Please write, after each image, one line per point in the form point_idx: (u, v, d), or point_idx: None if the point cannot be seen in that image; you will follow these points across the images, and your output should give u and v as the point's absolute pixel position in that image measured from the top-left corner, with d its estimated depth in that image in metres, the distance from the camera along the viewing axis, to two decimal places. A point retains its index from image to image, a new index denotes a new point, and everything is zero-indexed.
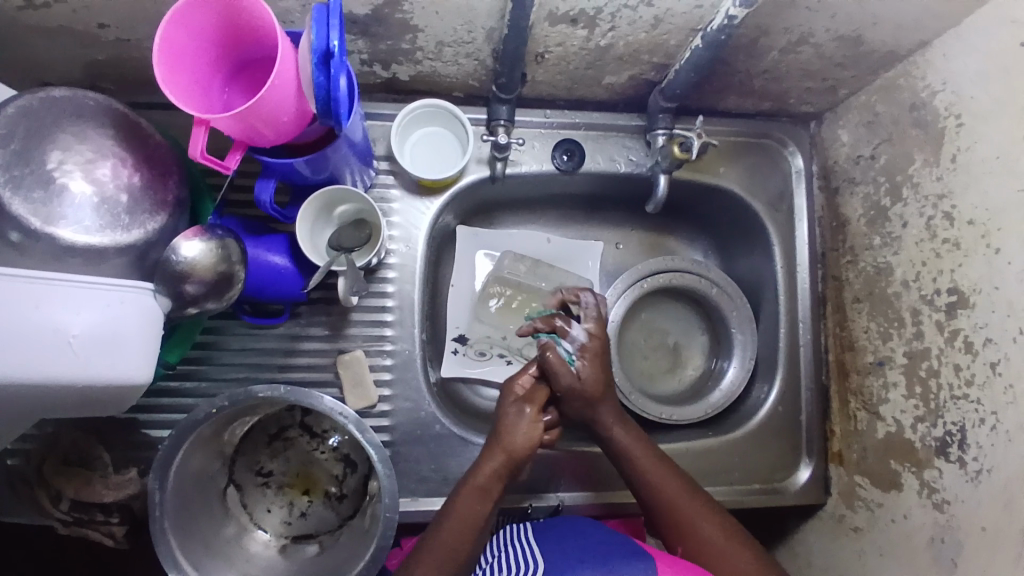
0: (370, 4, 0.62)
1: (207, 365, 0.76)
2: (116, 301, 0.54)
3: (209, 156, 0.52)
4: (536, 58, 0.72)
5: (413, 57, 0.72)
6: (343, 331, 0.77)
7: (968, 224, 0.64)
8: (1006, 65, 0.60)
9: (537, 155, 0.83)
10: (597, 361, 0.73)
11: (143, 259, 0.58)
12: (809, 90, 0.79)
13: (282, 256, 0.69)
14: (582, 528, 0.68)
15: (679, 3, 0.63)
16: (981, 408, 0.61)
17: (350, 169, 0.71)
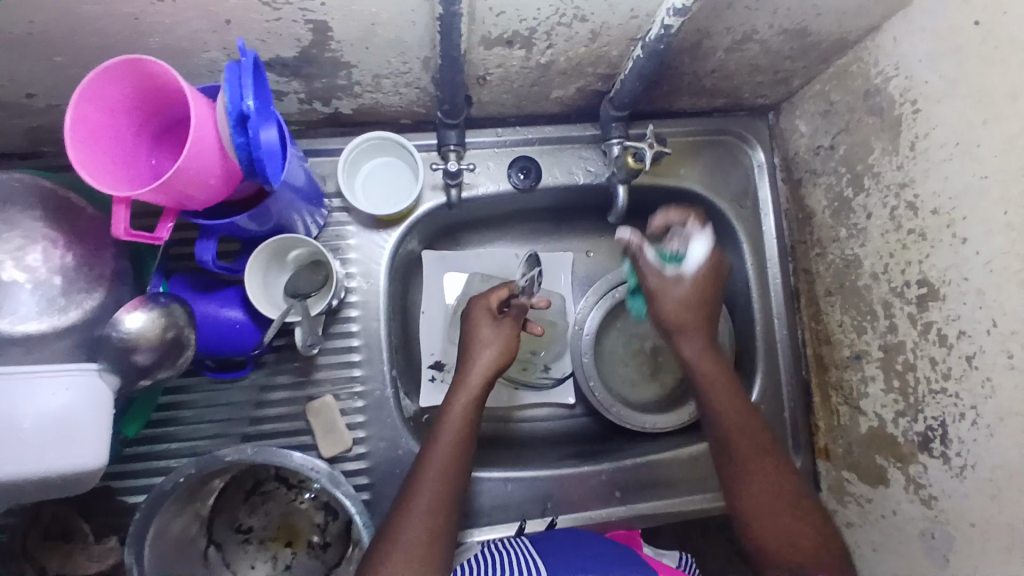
0: (298, 46, 0.60)
1: (177, 425, 0.74)
2: (62, 388, 0.53)
3: (134, 232, 0.51)
4: (478, 81, 0.70)
5: (351, 91, 0.70)
6: (310, 377, 0.75)
7: (932, 213, 0.62)
8: (961, 46, 0.58)
9: (492, 175, 0.81)
10: (700, 289, 0.74)
11: (86, 337, 0.57)
12: (761, 84, 0.77)
13: (237, 310, 0.68)
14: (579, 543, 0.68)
15: (613, 16, 0.61)
16: (960, 402, 0.60)
17: (297, 213, 0.69)
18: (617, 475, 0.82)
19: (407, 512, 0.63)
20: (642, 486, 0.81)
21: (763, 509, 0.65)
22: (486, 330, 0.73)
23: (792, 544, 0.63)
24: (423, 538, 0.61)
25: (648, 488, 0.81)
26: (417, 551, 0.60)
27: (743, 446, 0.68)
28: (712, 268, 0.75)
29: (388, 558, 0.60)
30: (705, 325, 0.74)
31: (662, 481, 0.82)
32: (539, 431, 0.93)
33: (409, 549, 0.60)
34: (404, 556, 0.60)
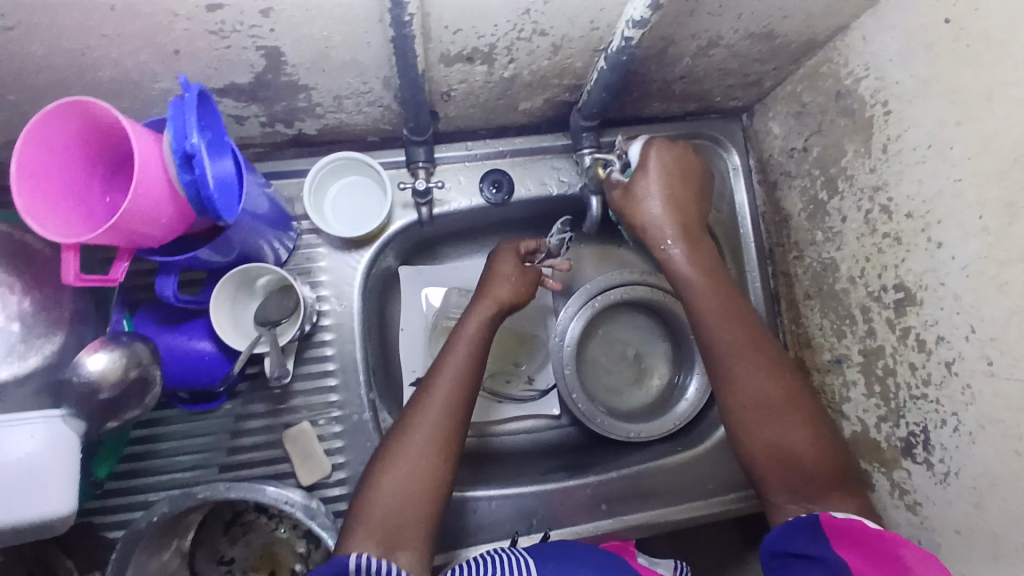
0: (251, 71, 0.59)
1: (155, 458, 0.73)
2: (27, 437, 0.53)
3: (85, 277, 0.50)
4: (443, 97, 0.69)
5: (313, 112, 0.69)
6: (285, 405, 0.74)
7: (906, 217, 0.61)
8: (932, 45, 0.56)
9: (464, 190, 0.80)
10: (673, 182, 0.71)
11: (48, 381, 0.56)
12: (732, 87, 0.76)
13: (206, 341, 0.66)
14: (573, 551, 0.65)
15: (573, 28, 0.59)
16: (941, 409, 0.59)
17: (264, 239, 0.67)
18: (602, 488, 0.81)
19: (410, 424, 0.63)
20: (628, 497, 0.80)
21: (755, 412, 0.63)
22: (506, 266, 0.74)
23: (787, 463, 0.61)
24: (420, 450, 0.62)
25: (634, 500, 0.80)
26: (411, 460, 0.61)
27: (721, 345, 0.66)
28: (663, 149, 0.71)
29: (386, 465, 0.61)
30: (682, 227, 0.70)
31: (648, 491, 0.81)
32: (525, 444, 0.91)
33: (405, 458, 0.61)
34: (400, 463, 0.61)
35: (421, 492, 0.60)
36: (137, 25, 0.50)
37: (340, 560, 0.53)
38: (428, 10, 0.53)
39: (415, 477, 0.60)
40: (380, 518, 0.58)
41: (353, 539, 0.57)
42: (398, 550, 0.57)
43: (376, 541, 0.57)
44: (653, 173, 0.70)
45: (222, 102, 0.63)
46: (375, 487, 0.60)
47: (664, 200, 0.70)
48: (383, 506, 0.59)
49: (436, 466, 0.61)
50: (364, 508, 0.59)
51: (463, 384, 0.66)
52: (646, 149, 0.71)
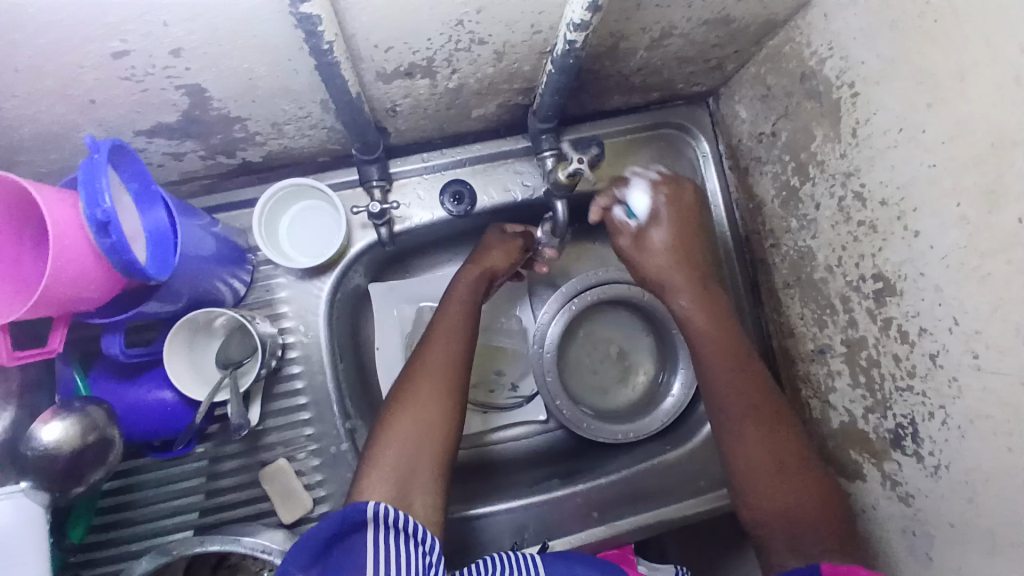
0: (177, 109, 0.55)
1: (137, 506, 0.71)
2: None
3: (22, 354, 0.50)
4: (388, 113, 0.65)
5: (254, 141, 0.65)
6: (259, 443, 0.72)
7: (880, 204, 0.58)
8: (896, 21, 0.52)
9: (424, 204, 0.76)
10: (676, 228, 0.75)
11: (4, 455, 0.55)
12: (694, 74, 0.72)
13: (171, 390, 0.64)
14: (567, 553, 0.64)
15: (514, 34, 0.56)
16: (928, 401, 0.57)
17: (217, 278, 0.65)
18: (593, 495, 0.79)
19: (412, 379, 0.68)
20: (620, 502, 0.79)
21: (748, 449, 0.66)
22: (498, 238, 0.79)
23: (790, 519, 0.63)
24: (424, 398, 0.67)
25: (626, 505, 0.79)
26: (417, 407, 0.66)
27: (722, 376, 0.69)
28: (669, 201, 0.75)
29: (393, 416, 0.66)
30: (693, 274, 0.74)
31: (640, 493, 0.79)
32: (514, 452, 0.90)
33: (411, 407, 0.66)
34: (407, 411, 0.66)
35: (429, 436, 0.64)
36: (43, 79, 0.47)
37: (360, 507, 0.54)
38: (350, 31, 0.49)
39: (421, 424, 0.65)
40: (392, 462, 0.62)
41: (368, 485, 0.61)
42: (409, 496, 0.61)
43: (391, 483, 0.61)
44: (658, 229, 0.75)
45: (154, 143, 0.60)
46: (384, 437, 0.64)
47: (668, 241, 0.75)
48: (394, 453, 0.62)
49: (440, 414, 0.66)
50: (374, 455, 0.63)
51: (458, 340, 0.72)
52: (655, 198, 0.76)
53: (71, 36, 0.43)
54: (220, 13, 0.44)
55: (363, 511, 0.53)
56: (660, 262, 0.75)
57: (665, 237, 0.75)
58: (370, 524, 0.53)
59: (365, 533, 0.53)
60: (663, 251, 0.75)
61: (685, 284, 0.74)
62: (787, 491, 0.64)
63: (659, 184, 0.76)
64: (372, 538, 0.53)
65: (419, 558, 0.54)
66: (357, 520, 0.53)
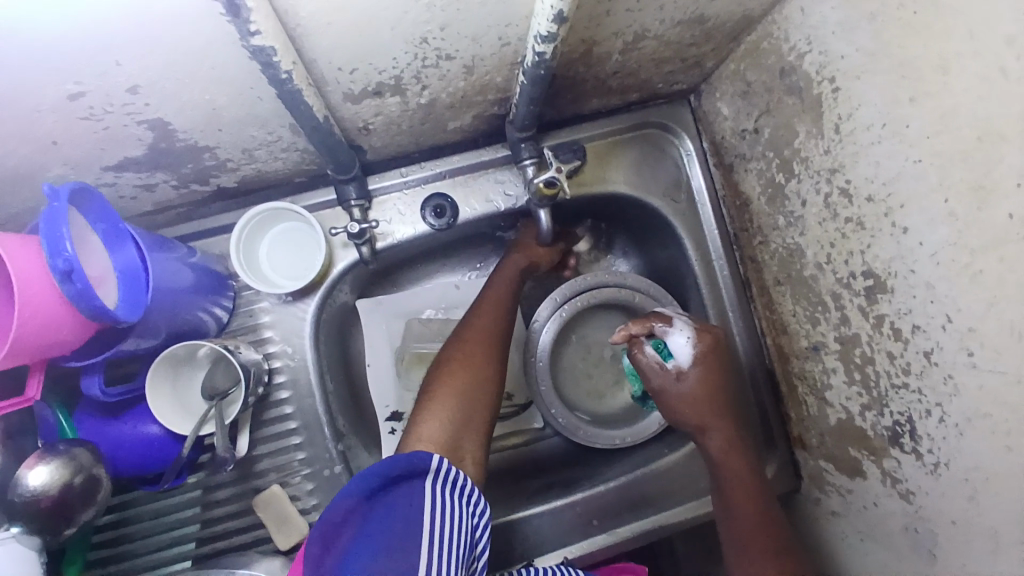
0: (142, 144, 0.54)
1: (132, 540, 0.70)
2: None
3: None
4: (361, 131, 0.64)
5: (226, 167, 0.64)
6: (252, 470, 0.72)
7: (867, 201, 0.57)
8: (874, 13, 0.51)
9: (405, 219, 0.75)
10: (705, 368, 0.69)
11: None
12: (672, 73, 0.71)
13: (156, 424, 0.64)
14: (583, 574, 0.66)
15: (482, 48, 0.54)
16: (924, 399, 0.56)
17: (199, 308, 0.64)
18: (592, 503, 0.78)
19: (464, 342, 0.72)
20: (620, 508, 0.78)
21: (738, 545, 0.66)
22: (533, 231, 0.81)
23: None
24: (478, 361, 0.70)
25: (626, 512, 0.78)
26: (471, 367, 0.69)
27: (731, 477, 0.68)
28: (709, 349, 0.70)
29: (446, 374, 0.69)
30: (720, 415, 0.69)
31: (641, 499, 0.79)
32: (512, 462, 0.89)
33: (465, 368, 0.69)
34: (462, 371, 0.69)
35: (482, 396, 0.68)
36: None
37: (423, 456, 0.56)
38: (309, 57, 0.48)
39: (475, 384, 0.68)
40: (449, 415, 0.65)
41: (423, 432, 0.63)
42: (461, 450, 0.63)
43: (447, 433, 0.63)
44: (694, 374, 0.69)
45: (123, 177, 0.59)
46: (439, 391, 0.67)
47: (700, 383, 0.69)
48: (449, 408, 0.65)
49: (492, 378, 0.70)
50: (430, 406, 0.65)
51: (505, 316, 0.76)
52: (692, 345, 0.70)
53: (23, 82, 0.42)
54: (173, 48, 0.43)
55: (426, 460, 0.56)
56: (691, 398, 0.69)
57: (695, 380, 0.69)
58: (431, 474, 0.55)
59: (425, 481, 0.55)
60: (691, 392, 0.69)
61: (699, 407, 0.69)
62: None
63: (698, 331, 0.70)
64: (431, 487, 0.55)
65: (467, 515, 0.56)
66: (421, 467, 0.55)
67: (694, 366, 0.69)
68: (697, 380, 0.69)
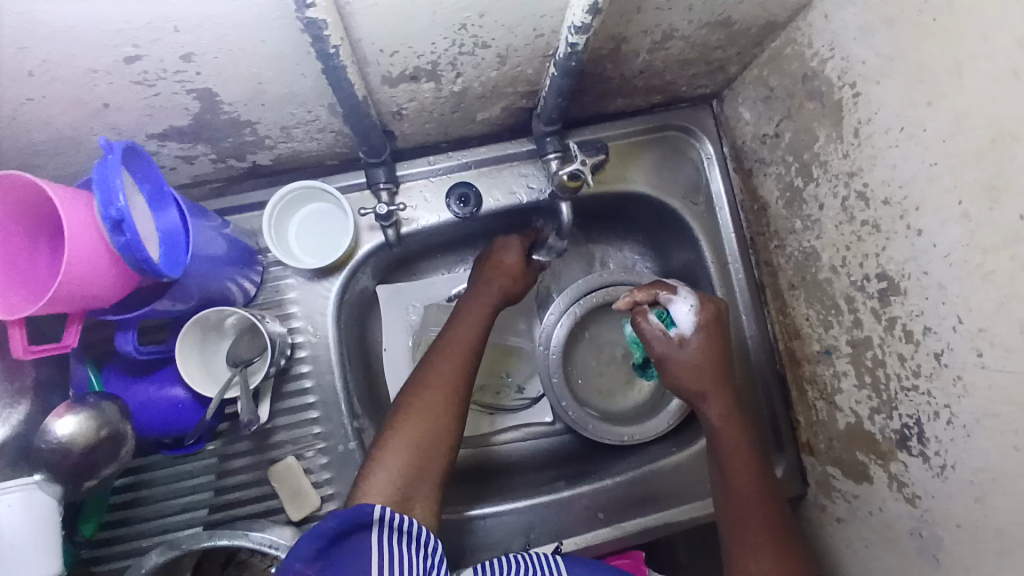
0: (188, 114, 0.57)
1: (147, 502, 0.72)
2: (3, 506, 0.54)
3: (36, 349, 0.51)
4: (394, 116, 0.66)
5: (263, 145, 0.67)
6: (268, 441, 0.73)
7: (883, 203, 0.58)
8: (895, 18, 0.53)
9: (431, 206, 0.78)
10: (707, 336, 0.71)
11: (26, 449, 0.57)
12: (696, 76, 0.73)
13: (180, 388, 0.66)
14: (588, 559, 0.66)
15: (516, 38, 0.57)
16: (933, 401, 0.56)
17: (228, 279, 0.66)
18: (598, 497, 0.79)
19: (425, 385, 0.69)
20: (624, 503, 0.79)
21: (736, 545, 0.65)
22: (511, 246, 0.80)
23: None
24: (437, 407, 0.68)
25: (630, 507, 0.79)
26: (429, 415, 0.67)
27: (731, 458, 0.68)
28: (711, 320, 0.71)
29: (403, 420, 0.67)
30: (721, 384, 0.70)
31: (646, 495, 0.79)
32: (519, 454, 0.90)
33: (421, 415, 0.67)
34: (420, 418, 0.67)
35: (438, 446, 0.66)
36: (57, 84, 0.49)
37: (367, 509, 0.55)
38: (355, 36, 0.50)
39: (432, 433, 0.66)
40: (401, 468, 0.63)
41: (373, 486, 0.62)
42: (412, 499, 0.62)
43: (397, 488, 0.62)
44: (697, 342, 0.70)
45: (167, 146, 0.62)
46: (393, 440, 0.65)
47: (701, 351, 0.70)
48: (402, 461, 0.64)
49: (450, 426, 0.68)
50: (381, 458, 0.63)
51: (474, 352, 0.74)
52: (695, 314, 0.71)
53: (88, 43, 0.45)
54: (228, 18, 0.46)
55: (370, 513, 0.55)
56: (694, 364, 0.70)
57: (697, 347, 0.70)
58: (377, 525, 0.55)
59: (371, 533, 0.55)
60: (692, 358, 0.70)
61: (700, 375, 0.70)
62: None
63: (699, 301, 0.72)
64: (377, 539, 0.55)
65: (419, 561, 0.56)
66: (365, 520, 0.55)
67: (696, 333, 0.71)
68: (699, 349, 0.71)
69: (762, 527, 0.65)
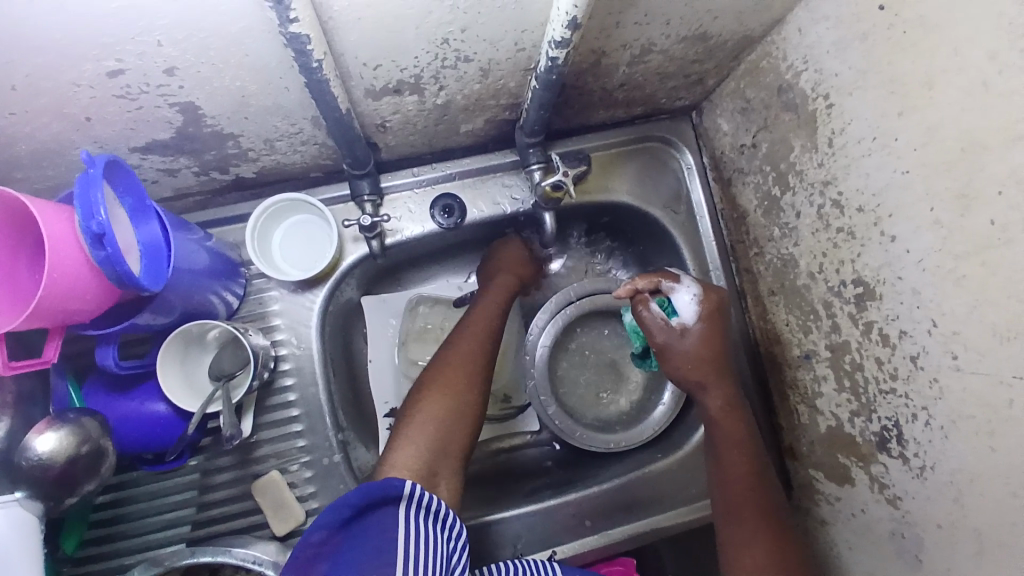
0: (171, 127, 0.57)
1: (128, 520, 0.71)
2: None
3: (15, 364, 0.51)
4: (378, 128, 0.67)
5: (247, 157, 0.67)
6: (252, 455, 0.73)
7: (857, 211, 0.59)
8: (866, 33, 0.54)
9: (415, 217, 0.78)
10: (707, 328, 0.71)
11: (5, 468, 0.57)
12: (675, 88, 0.75)
13: (162, 402, 0.65)
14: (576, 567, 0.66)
15: (498, 52, 0.58)
16: (910, 403, 0.57)
17: (212, 291, 0.66)
18: (586, 504, 0.79)
19: (448, 362, 0.71)
20: (611, 510, 0.79)
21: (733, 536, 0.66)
22: (512, 249, 0.82)
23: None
24: (458, 385, 0.69)
25: (617, 514, 0.79)
26: (450, 391, 0.68)
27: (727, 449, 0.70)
28: (711, 310, 0.72)
29: (425, 397, 0.68)
30: (719, 374, 0.71)
31: (632, 502, 0.80)
32: (506, 463, 0.90)
33: (447, 391, 0.68)
34: (442, 394, 0.68)
35: (460, 421, 0.67)
36: (40, 98, 0.48)
37: (395, 483, 0.55)
38: (338, 49, 0.51)
39: (455, 409, 0.67)
40: (428, 440, 0.64)
41: (400, 459, 0.63)
42: (438, 474, 0.63)
43: (423, 461, 0.63)
44: (697, 332, 0.71)
45: (149, 159, 0.62)
46: (419, 415, 0.66)
47: (701, 341, 0.71)
48: (427, 435, 0.65)
49: (471, 402, 0.69)
50: (409, 431, 0.65)
51: (493, 338, 0.75)
52: (696, 304, 0.72)
53: (67, 57, 0.44)
54: (210, 32, 0.46)
55: (398, 487, 0.55)
56: (693, 353, 0.71)
57: (698, 337, 0.71)
58: (404, 501, 0.55)
59: (398, 507, 0.55)
60: (692, 347, 0.71)
61: (699, 363, 0.71)
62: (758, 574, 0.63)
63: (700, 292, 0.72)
64: (404, 513, 0.55)
65: (441, 539, 0.56)
66: (394, 494, 0.55)
67: (696, 324, 0.71)
68: (700, 340, 0.71)
69: (759, 518, 0.65)
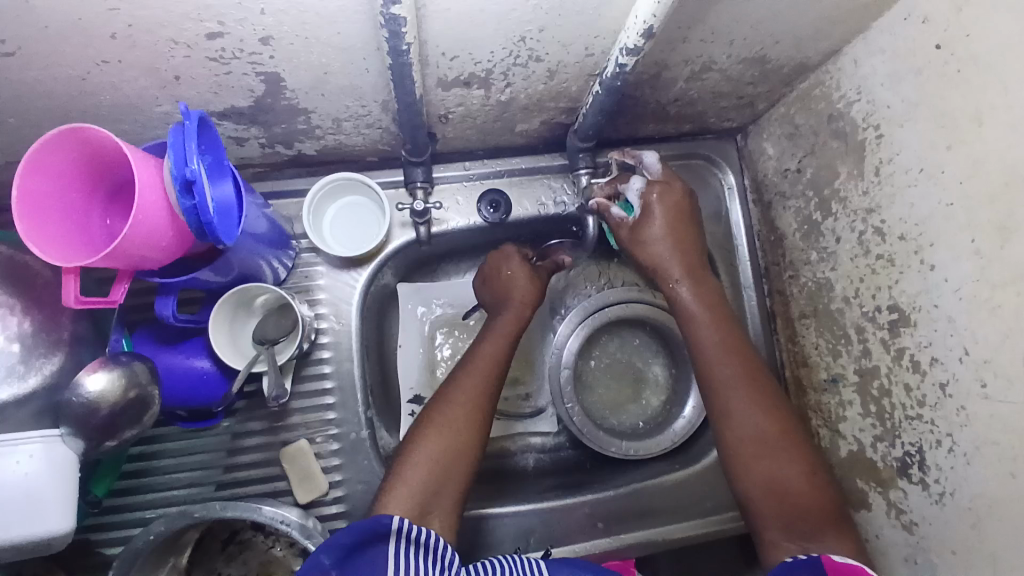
0: (251, 95, 0.60)
1: (153, 474, 0.73)
2: (25, 455, 0.55)
3: (84, 299, 0.53)
4: (441, 119, 0.70)
5: (313, 134, 0.70)
6: (282, 422, 0.75)
7: (899, 238, 0.61)
8: (920, 69, 0.57)
9: (462, 210, 0.81)
10: (670, 213, 0.71)
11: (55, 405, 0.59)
12: (725, 109, 0.77)
13: (204, 359, 0.68)
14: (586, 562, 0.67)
15: (568, 55, 0.61)
16: (936, 430, 0.59)
17: (266, 260, 0.69)
18: (598, 506, 0.80)
19: (449, 398, 0.69)
20: (623, 515, 0.80)
21: (742, 457, 0.63)
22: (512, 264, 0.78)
23: (781, 495, 0.61)
24: (458, 425, 0.67)
25: (628, 520, 0.80)
26: (451, 430, 0.67)
27: (707, 360, 0.67)
28: (665, 194, 0.71)
29: (425, 434, 0.67)
30: (681, 254, 0.71)
31: (645, 509, 0.81)
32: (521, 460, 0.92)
33: (444, 431, 0.67)
34: (440, 434, 0.66)
35: (455, 467, 0.65)
36: (137, 51, 0.51)
37: (383, 520, 0.55)
38: (425, 36, 0.54)
39: (450, 452, 0.66)
40: (419, 484, 0.63)
41: (391, 499, 0.62)
42: (428, 515, 0.63)
43: (414, 502, 0.62)
44: (659, 218, 0.70)
45: (222, 125, 0.65)
46: (413, 455, 0.65)
47: (666, 224, 0.70)
48: (418, 479, 0.64)
49: (468, 445, 0.67)
50: (402, 475, 0.64)
51: (495, 373, 0.72)
52: (647, 190, 0.71)
53: (176, 13, 0.47)
54: (311, 8, 0.49)
55: (386, 524, 0.55)
56: (645, 241, 0.71)
57: (659, 224, 0.70)
58: (393, 537, 0.55)
59: (388, 544, 0.54)
60: (661, 230, 0.71)
61: (663, 251, 0.71)
62: (786, 486, 0.61)
63: (654, 180, 0.72)
64: (394, 551, 0.54)
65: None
66: (382, 530, 0.55)
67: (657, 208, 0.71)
68: (661, 223, 0.70)
69: (754, 417, 0.64)
